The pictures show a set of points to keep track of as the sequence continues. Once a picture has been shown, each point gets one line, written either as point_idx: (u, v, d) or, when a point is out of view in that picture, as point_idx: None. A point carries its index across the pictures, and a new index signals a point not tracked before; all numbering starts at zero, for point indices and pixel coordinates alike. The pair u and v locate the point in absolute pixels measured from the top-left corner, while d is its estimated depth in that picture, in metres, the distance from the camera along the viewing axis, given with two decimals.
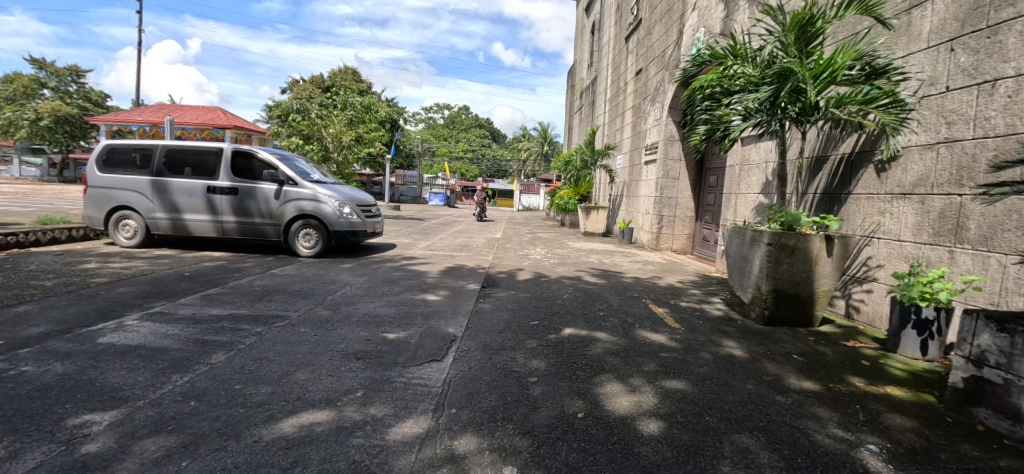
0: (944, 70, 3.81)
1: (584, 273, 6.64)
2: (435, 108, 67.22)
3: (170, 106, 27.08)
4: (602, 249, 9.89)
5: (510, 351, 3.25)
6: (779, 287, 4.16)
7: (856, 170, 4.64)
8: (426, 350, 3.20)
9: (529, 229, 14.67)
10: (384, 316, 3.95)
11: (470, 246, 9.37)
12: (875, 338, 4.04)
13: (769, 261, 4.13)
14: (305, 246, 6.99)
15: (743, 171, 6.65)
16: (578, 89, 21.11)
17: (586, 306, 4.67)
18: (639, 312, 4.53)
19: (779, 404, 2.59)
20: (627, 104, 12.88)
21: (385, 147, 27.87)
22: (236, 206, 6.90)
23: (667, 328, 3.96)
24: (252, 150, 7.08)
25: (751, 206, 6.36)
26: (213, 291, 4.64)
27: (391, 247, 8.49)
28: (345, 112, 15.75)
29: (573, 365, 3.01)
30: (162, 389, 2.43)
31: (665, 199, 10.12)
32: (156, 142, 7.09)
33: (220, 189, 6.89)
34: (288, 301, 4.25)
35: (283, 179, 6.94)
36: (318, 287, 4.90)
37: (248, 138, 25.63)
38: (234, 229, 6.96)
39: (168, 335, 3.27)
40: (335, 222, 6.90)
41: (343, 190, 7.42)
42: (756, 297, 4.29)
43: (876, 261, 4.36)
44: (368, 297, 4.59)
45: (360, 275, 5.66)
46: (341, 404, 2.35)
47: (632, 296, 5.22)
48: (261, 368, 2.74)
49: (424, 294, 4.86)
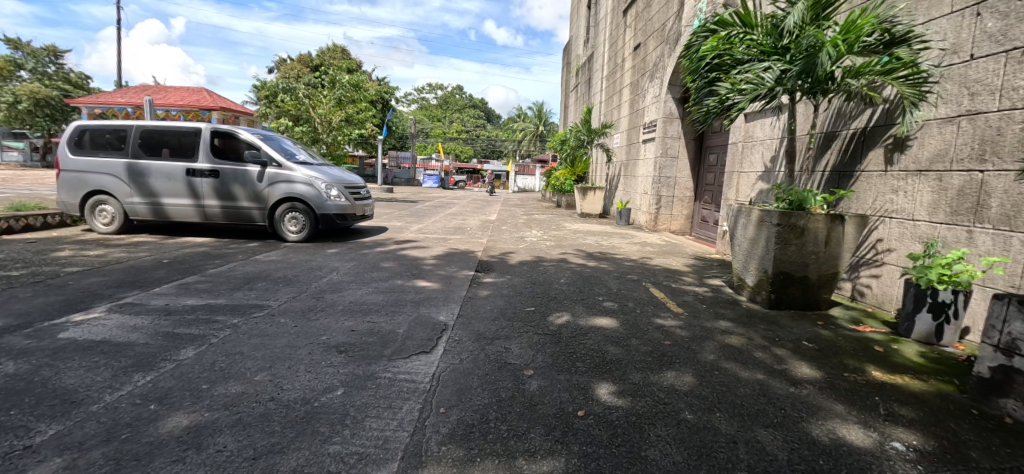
0: (969, 36, 3.57)
1: (582, 256, 6.43)
2: (427, 89, 66.20)
3: (155, 88, 26.39)
4: (599, 230, 9.67)
5: (504, 341, 3.05)
6: (788, 270, 3.96)
7: (868, 146, 4.42)
8: (415, 340, 2.99)
9: (525, 210, 14.43)
10: (371, 304, 3.73)
11: (464, 229, 9.15)
12: (885, 321, 3.88)
13: (777, 242, 3.93)
14: (291, 231, 6.72)
15: (746, 149, 6.41)
16: (573, 66, 20.63)
17: (584, 290, 4.48)
18: (639, 296, 4.33)
19: (793, 397, 2.41)
20: (624, 81, 12.54)
21: (377, 127, 27.28)
22: (218, 190, 6.60)
23: (669, 314, 3.77)
24: (231, 129, 6.70)
25: (754, 185, 6.15)
26: (190, 279, 4.38)
27: (383, 230, 8.24)
28: (334, 92, 15.30)
29: (572, 355, 2.81)
30: (120, 391, 2.20)
31: (664, 179, 9.90)
32: (131, 122, 6.74)
33: (201, 171, 6.57)
34: (269, 289, 4.01)
35: (266, 160, 6.60)
36: (304, 273, 4.67)
37: (236, 119, 24.96)
38: (217, 214, 6.67)
39: (136, 328, 3.03)
40: (322, 205, 6.63)
41: (330, 172, 7.12)
42: (762, 280, 4.10)
43: (887, 241, 4.18)
44: (356, 283, 4.36)
45: (349, 260, 5.42)
46: (317, 405, 2.14)
47: (632, 279, 5.03)
48: (234, 365, 2.51)
49: (415, 279, 4.65)
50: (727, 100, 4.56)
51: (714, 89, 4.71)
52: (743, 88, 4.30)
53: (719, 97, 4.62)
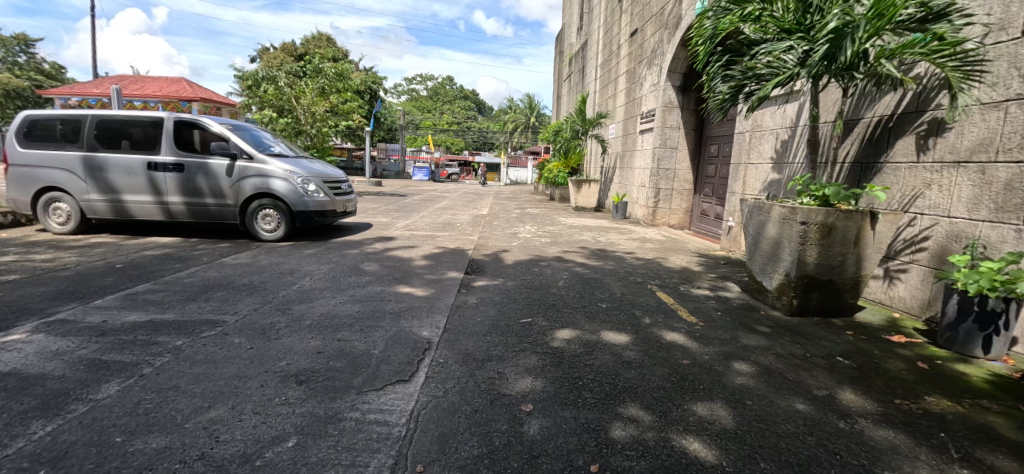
0: (1021, 10, 3.17)
1: (580, 254, 6.00)
2: (417, 80, 65.21)
3: (132, 78, 25.42)
4: (596, 225, 9.25)
5: (496, 364, 2.60)
6: (813, 273, 3.56)
7: (895, 133, 4.02)
8: (392, 365, 2.54)
9: (517, 204, 13.95)
10: (344, 316, 3.26)
11: (454, 224, 8.68)
12: (920, 329, 3.51)
13: (802, 243, 3.50)
14: (265, 229, 6.20)
15: (754, 139, 6.00)
16: (566, 55, 20.14)
17: (585, 294, 4.05)
18: (646, 302, 3.90)
19: (848, 438, 2.00)
20: (620, 68, 12.07)
21: (365, 118, 26.50)
22: (183, 185, 6.05)
23: (683, 324, 3.36)
24: (195, 119, 6.15)
25: (763, 178, 5.75)
26: (141, 287, 3.87)
27: (368, 227, 7.75)
28: (317, 81, 14.63)
29: (577, 382, 2.38)
30: (5, 450, 1.72)
31: (662, 171, 9.50)
32: (86, 112, 6.16)
33: (165, 165, 6.02)
34: (229, 300, 3.51)
35: (236, 153, 6.05)
36: (273, 279, 4.19)
37: (218, 110, 24.11)
38: (183, 212, 6.13)
39: (57, 354, 2.53)
40: (298, 202, 6.09)
41: (307, 164, 6.59)
42: (783, 284, 3.69)
43: (918, 240, 3.79)
44: (329, 291, 3.87)
45: (327, 262, 4.95)
46: (260, 464, 1.68)
47: (636, 282, 4.60)
48: (163, 407, 2.04)
49: (399, 284, 4.19)
50: (744, 84, 4.11)
51: (727, 72, 4.23)
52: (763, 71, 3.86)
53: (735, 80, 4.16)
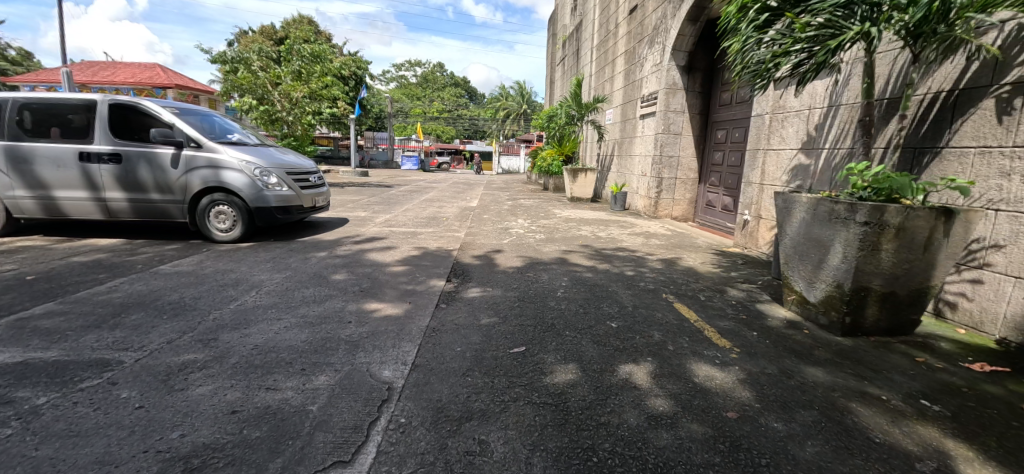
0: None
1: (579, 254, 5.30)
2: (406, 66, 63.70)
3: (102, 64, 24.18)
4: (594, 217, 8.55)
5: (477, 426, 1.90)
6: (873, 284, 2.89)
7: (962, 110, 3.29)
8: (331, 432, 1.83)
9: (509, 194, 13.21)
10: (285, 348, 2.54)
11: (440, 219, 7.93)
12: (1000, 353, 2.87)
13: (861, 249, 2.82)
14: (220, 230, 5.37)
15: (777, 121, 5.32)
16: (559, 38, 19.28)
17: (591, 308, 3.35)
18: (665, 318, 3.22)
19: None
20: (617, 49, 11.29)
21: (350, 105, 25.42)
22: (123, 179, 5.24)
23: (717, 354, 2.68)
24: (137, 101, 5.34)
25: (789, 167, 5.09)
26: (40, 309, 3.11)
27: (343, 223, 7.00)
28: (292, 64, 13.68)
29: (589, 463, 1.68)
30: None
31: (665, 159, 8.80)
32: (7, 94, 5.31)
33: (100, 155, 5.19)
34: (142, 328, 2.77)
35: (182, 140, 5.24)
36: (212, 294, 3.44)
37: (194, 99, 23.09)
38: (125, 210, 5.32)
39: None
40: (255, 198, 5.27)
41: (270, 154, 5.79)
42: (834, 298, 3.03)
43: (991, 242, 3.12)
44: (276, 310, 3.14)
45: (284, 268, 4.21)
46: None
47: (649, 290, 3.91)
48: None
49: (364, 298, 3.47)
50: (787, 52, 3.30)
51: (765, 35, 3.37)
52: (814, 34, 3.07)
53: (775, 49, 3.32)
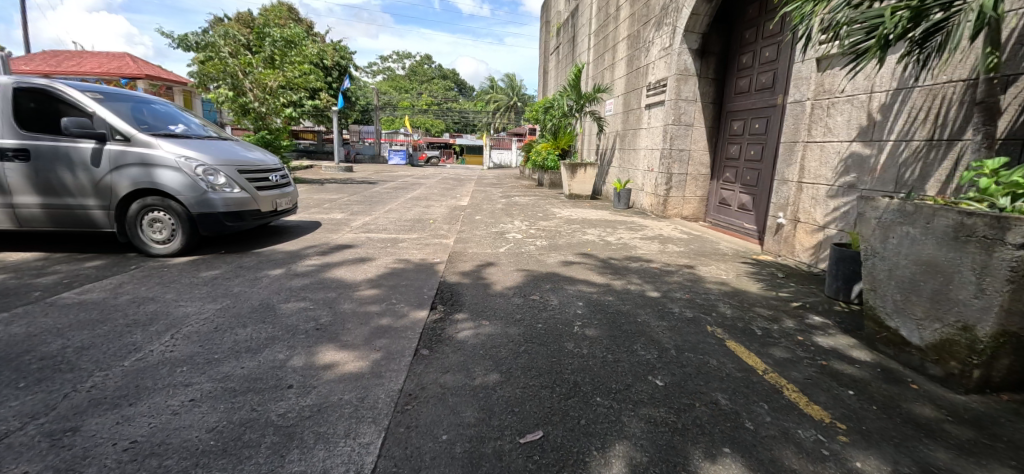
0: None
1: (591, 267, 4.44)
2: (394, 59, 62.19)
3: (66, 54, 22.74)
4: (598, 218, 7.70)
5: None
6: (1019, 328, 2.09)
7: None
8: None
9: (503, 191, 12.33)
10: (175, 450, 1.64)
11: (427, 221, 7.05)
12: None
13: (1013, 282, 2.01)
14: (157, 241, 4.41)
15: (821, 108, 4.52)
16: (553, 26, 18.33)
17: (622, 354, 2.50)
18: (725, 369, 2.39)
19: None
20: (619, 33, 10.43)
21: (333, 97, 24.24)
22: (34, 180, 4.24)
23: (818, 439, 1.85)
24: (50, 85, 4.35)
25: (840, 163, 4.29)
26: None
27: (314, 227, 6.08)
28: (265, 49, 12.56)
29: None
30: None
31: (675, 152, 7.98)
32: None
33: (2, 151, 4.19)
34: None
35: (106, 133, 4.27)
36: (110, 340, 2.53)
37: (168, 91, 21.86)
38: (39, 217, 4.32)
39: None
40: (198, 202, 4.33)
41: (223, 150, 4.86)
42: (958, 345, 2.24)
43: None
44: (191, 366, 2.25)
45: (224, 295, 3.31)
46: None
47: (689, 320, 3.08)
48: None
49: (317, 341, 2.59)
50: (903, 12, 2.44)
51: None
52: None
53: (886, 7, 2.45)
